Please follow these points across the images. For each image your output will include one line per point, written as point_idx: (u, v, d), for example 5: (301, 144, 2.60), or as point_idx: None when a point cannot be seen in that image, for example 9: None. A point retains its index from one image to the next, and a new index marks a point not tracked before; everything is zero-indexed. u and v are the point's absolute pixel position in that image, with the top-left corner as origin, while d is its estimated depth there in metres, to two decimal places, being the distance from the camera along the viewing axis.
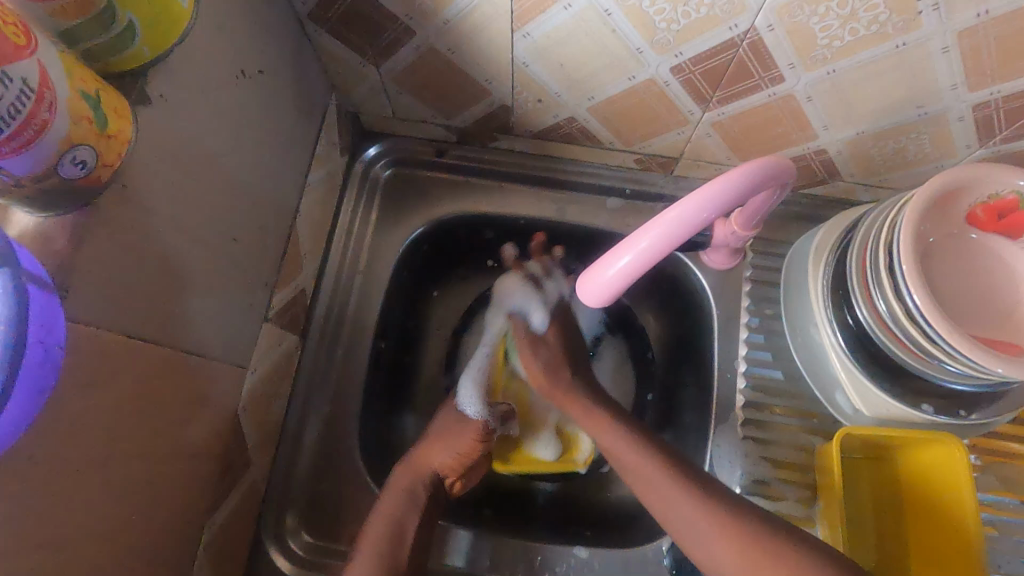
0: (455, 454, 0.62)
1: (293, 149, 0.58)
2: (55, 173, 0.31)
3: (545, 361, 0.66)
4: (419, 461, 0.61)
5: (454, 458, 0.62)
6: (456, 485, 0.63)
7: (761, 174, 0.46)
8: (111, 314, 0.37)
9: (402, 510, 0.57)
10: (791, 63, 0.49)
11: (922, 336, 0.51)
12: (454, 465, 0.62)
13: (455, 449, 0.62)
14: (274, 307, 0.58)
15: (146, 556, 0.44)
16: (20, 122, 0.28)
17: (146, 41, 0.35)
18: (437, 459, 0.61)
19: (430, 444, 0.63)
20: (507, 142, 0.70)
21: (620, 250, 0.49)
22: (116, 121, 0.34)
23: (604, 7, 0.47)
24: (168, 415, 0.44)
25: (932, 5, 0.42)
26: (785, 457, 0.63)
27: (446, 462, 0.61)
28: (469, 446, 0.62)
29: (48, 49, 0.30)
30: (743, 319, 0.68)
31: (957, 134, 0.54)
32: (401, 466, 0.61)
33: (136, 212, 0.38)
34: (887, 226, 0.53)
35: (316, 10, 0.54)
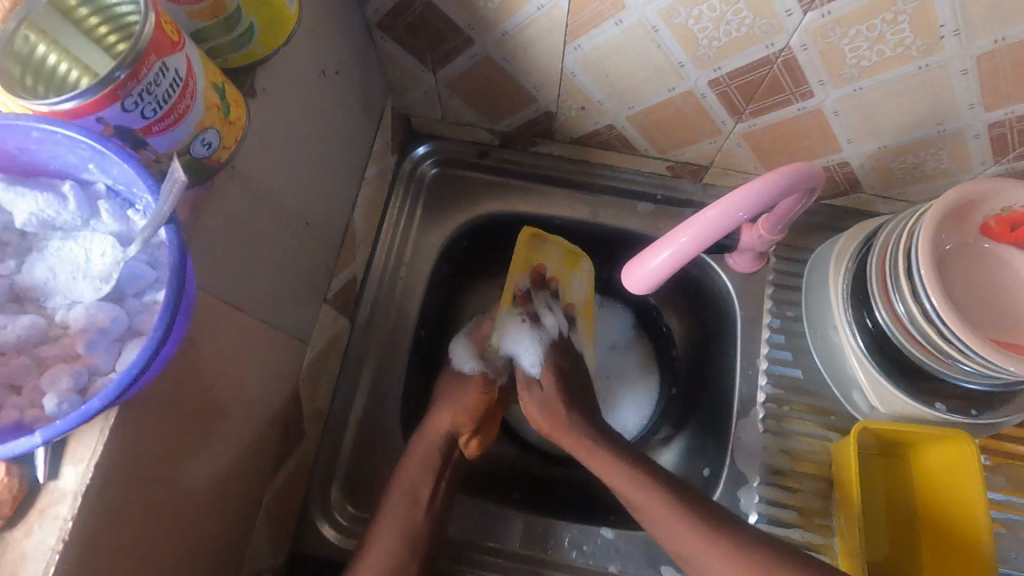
0: (465, 408, 0.67)
1: (354, 146, 0.64)
2: (188, 153, 0.36)
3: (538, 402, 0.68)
4: (432, 429, 0.65)
5: (464, 412, 0.67)
6: (471, 443, 0.67)
7: (793, 178, 0.50)
8: (212, 279, 0.41)
9: None
10: (821, 80, 0.54)
11: (938, 336, 0.55)
12: (466, 421, 0.66)
13: (464, 408, 0.67)
14: (331, 290, 0.64)
15: (218, 506, 0.48)
16: (168, 107, 0.33)
17: (260, 41, 0.41)
18: (446, 419, 0.66)
19: (437, 408, 0.67)
20: (547, 146, 0.75)
21: (661, 245, 0.53)
22: (235, 111, 0.39)
23: (652, 24, 0.52)
24: (245, 378, 0.48)
25: (953, 31, 0.46)
26: (802, 450, 0.67)
27: (456, 419, 0.66)
28: (474, 399, 0.68)
29: (192, 46, 0.34)
30: (765, 320, 0.72)
31: (973, 151, 0.58)
32: (416, 437, 0.65)
33: (235, 192, 0.43)
34: (906, 234, 0.57)
35: (385, 19, 0.59)
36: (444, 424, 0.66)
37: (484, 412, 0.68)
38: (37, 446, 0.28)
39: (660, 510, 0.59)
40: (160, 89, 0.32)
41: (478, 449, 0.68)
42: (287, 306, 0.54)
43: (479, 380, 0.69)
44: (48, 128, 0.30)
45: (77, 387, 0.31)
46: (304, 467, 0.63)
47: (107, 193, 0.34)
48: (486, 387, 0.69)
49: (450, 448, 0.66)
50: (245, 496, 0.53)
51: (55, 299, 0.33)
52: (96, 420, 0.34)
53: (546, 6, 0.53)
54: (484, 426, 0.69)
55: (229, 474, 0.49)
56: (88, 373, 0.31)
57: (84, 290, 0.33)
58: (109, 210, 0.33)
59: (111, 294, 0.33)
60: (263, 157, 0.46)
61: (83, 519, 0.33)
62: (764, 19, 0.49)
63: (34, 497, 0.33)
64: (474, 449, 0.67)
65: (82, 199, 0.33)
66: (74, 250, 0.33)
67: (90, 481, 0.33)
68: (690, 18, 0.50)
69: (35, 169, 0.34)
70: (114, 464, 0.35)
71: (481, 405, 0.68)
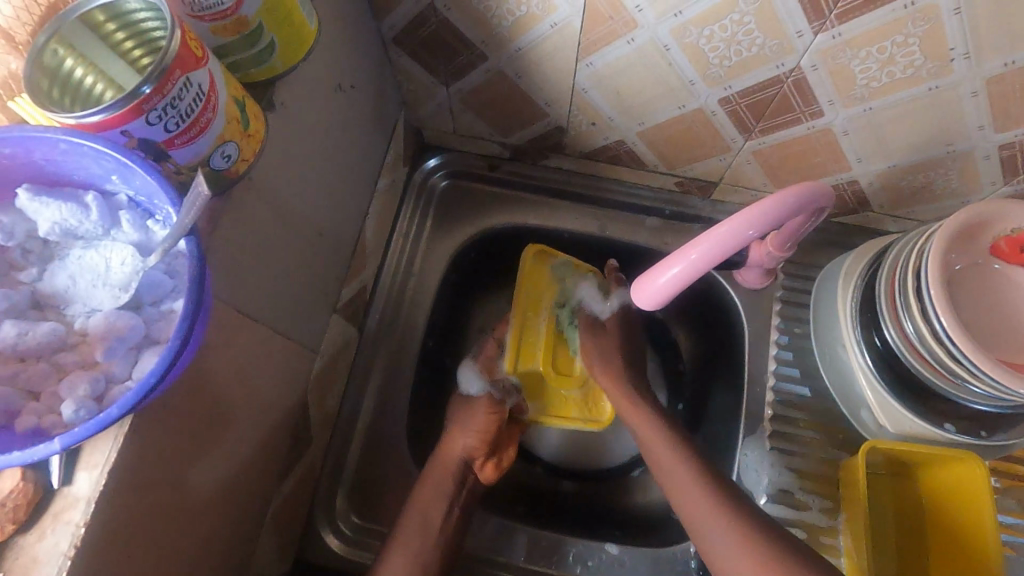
0: (473, 432, 0.67)
1: (366, 157, 0.65)
2: (207, 165, 0.36)
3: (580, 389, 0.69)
4: (446, 454, 0.65)
5: (475, 438, 0.66)
6: (485, 468, 0.67)
7: (803, 198, 0.51)
8: (226, 289, 0.42)
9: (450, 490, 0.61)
10: (831, 100, 0.54)
11: (948, 357, 0.54)
12: (477, 444, 0.66)
13: (474, 431, 0.67)
14: (342, 299, 0.65)
15: (224, 513, 0.48)
16: (190, 121, 0.33)
17: (279, 57, 0.42)
18: (459, 443, 0.66)
19: (451, 434, 0.67)
20: (557, 160, 0.76)
21: (670, 260, 0.54)
22: (254, 124, 0.40)
23: (663, 43, 0.53)
24: (256, 386, 0.48)
25: (963, 54, 0.46)
26: (809, 469, 0.66)
27: (469, 442, 0.66)
28: (484, 423, 0.67)
29: (214, 61, 0.35)
30: (773, 336, 0.72)
31: (983, 171, 0.58)
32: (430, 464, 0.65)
33: (251, 203, 0.43)
34: (915, 253, 0.57)
35: (400, 34, 0.60)
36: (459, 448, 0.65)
37: (495, 434, 0.68)
38: (55, 452, 0.29)
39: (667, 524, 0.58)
40: (183, 104, 0.32)
41: (495, 475, 0.67)
42: (299, 314, 0.55)
43: (486, 403, 0.69)
44: (76, 140, 0.31)
45: (94, 394, 0.31)
46: (311, 476, 0.64)
47: (129, 203, 0.34)
48: (495, 410, 0.69)
49: (465, 475, 0.65)
50: (253, 503, 0.53)
51: (75, 307, 0.33)
52: (111, 427, 0.34)
53: (560, 24, 0.54)
54: (497, 452, 0.68)
55: (237, 482, 0.49)
56: (105, 380, 0.32)
57: (103, 298, 0.33)
58: (130, 220, 0.34)
59: (130, 303, 0.34)
60: (279, 168, 0.47)
61: (95, 525, 0.33)
62: (774, 40, 0.49)
63: (48, 501, 0.33)
64: (491, 476, 0.67)
65: (104, 209, 0.34)
66: (95, 259, 0.34)
67: (103, 487, 0.33)
68: (701, 37, 0.51)
69: (59, 179, 0.35)
70: (127, 470, 0.35)
71: (490, 426, 0.68)
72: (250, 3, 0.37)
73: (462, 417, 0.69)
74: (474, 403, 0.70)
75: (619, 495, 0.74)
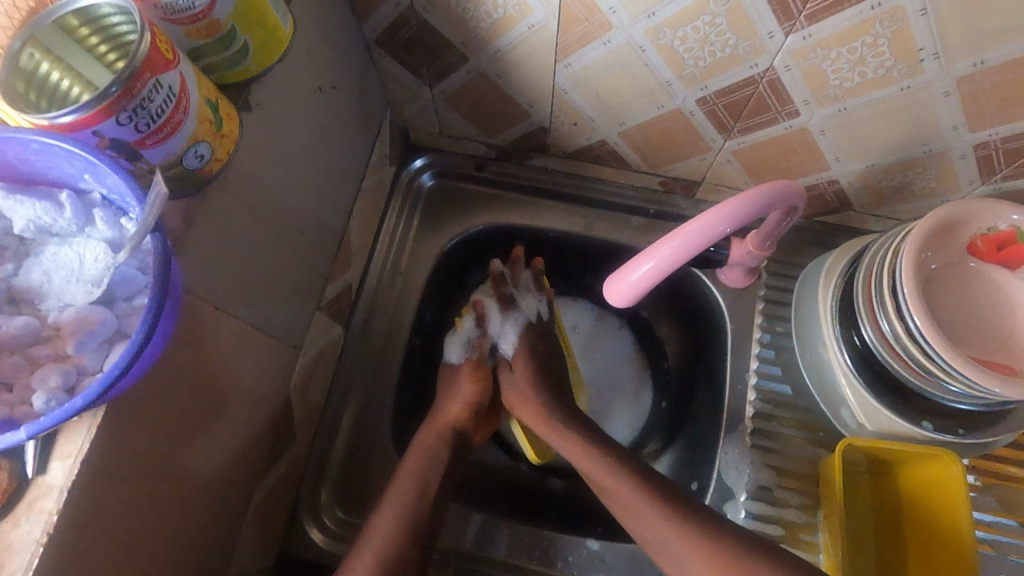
0: (462, 402, 0.68)
1: (349, 159, 0.66)
2: (180, 164, 0.37)
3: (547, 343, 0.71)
4: (438, 419, 0.66)
5: (465, 408, 0.67)
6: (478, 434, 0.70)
7: (772, 196, 0.51)
8: (205, 286, 0.43)
9: (427, 483, 0.62)
10: (805, 100, 0.55)
11: (922, 355, 0.55)
12: (466, 413, 0.67)
13: (463, 402, 0.68)
14: (326, 297, 0.66)
15: (204, 506, 0.49)
16: (161, 122, 0.34)
17: (254, 60, 0.43)
18: (451, 412, 0.67)
19: (443, 403, 0.68)
20: (541, 161, 0.77)
21: (643, 257, 0.54)
22: (229, 125, 0.41)
23: (638, 44, 0.53)
24: (236, 381, 0.49)
25: (933, 55, 0.47)
26: (790, 467, 0.67)
27: (460, 413, 0.67)
28: (473, 392, 0.68)
29: (186, 63, 0.36)
30: (755, 335, 0.72)
31: (960, 171, 0.58)
32: (425, 425, 0.67)
33: (227, 201, 0.44)
34: (891, 252, 0.57)
35: (382, 36, 0.62)
36: (451, 414, 0.67)
37: (483, 406, 0.69)
38: (21, 441, 0.30)
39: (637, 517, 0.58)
40: (154, 105, 0.33)
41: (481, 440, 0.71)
42: (280, 311, 0.56)
43: (471, 369, 0.69)
44: (48, 140, 0.33)
45: (66, 386, 0.33)
46: (295, 471, 0.65)
47: (102, 202, 0.35)
48: (479, 376, 0.69)
49: (456, 439, 0.66)
50: (234, 497, 0.54)
51: (49, 302, 0.34)
52: (84, 418, 0.35)
53: (536, 26, 0.54)
54: (484, 419, 0.71)
55: (216, 475, 0.50)
56: (76, 372, 0.33)
57: (77, 293, 0.34)
58: (103, 218, 0.35)
59: (102, 298, 0.35)
60: (258, 167, 0.47)
61: (68, 513, 0.34)
62: (747, 41, 0.50)
63: (23, 490, 0.34)
64: (481, 440, 0.71)
65: (77, 206, 0.35)
66: (70, 255, 0.35)
67: (76, 476, 0.34)
68: (675, 38, 0.52)
69: (35, 178, 0.36)
70: (102, 461, 0.36)
71: (479, 396, 0.68)
72: (222, 7, 0.38)
73: (453, 384, 0.70)
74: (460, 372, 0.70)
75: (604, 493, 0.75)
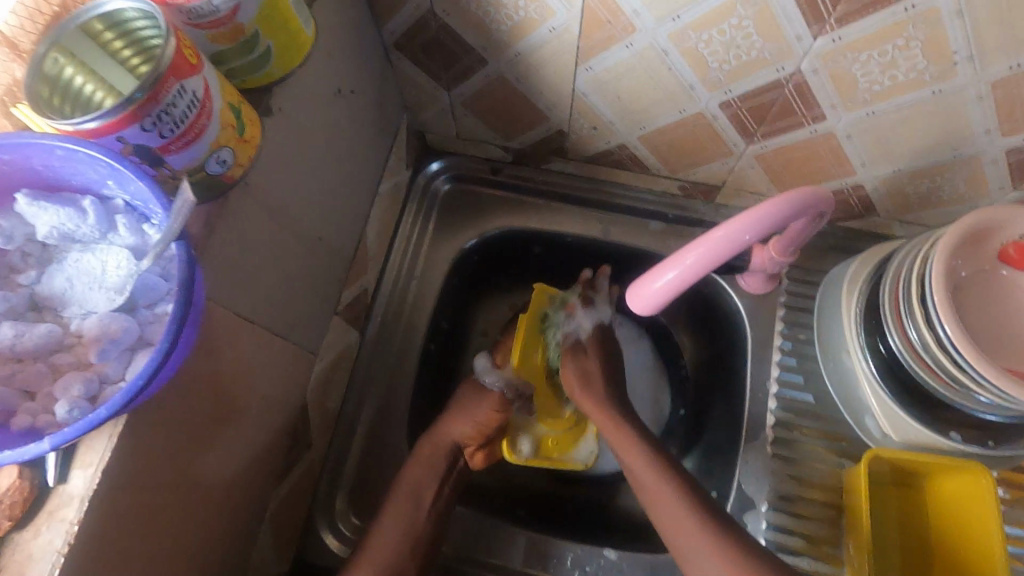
0: (472, 424, 0.66)
1: (368, 163, 0.66)
2: (203, 170, 0.37)
3: (580, 372, 0.68)
4: (440, 434, 0.65)
5: (472, 427, 0.66)
6: (476, 456, 0.67)
7: (799, 204, 0.50)
8: (224, 295, 0.43)
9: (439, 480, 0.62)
10: (832, 104, 0.54)
11: (952, 365, 0.53)
12: (474, 435, 0.66)
13: (472, 420, 0.66)
14: (342, 302, 0.65)
15: (220, 512, 0.49)
16: (185, 127, 0.34)
17: (275, 64, 0.43)
18: (455, 431, 0.65)
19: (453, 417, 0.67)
20: (559, 164, 0.76)
21: (667, 264, 0.53)
22: (250, 130, 0.40)
23: (662, 47, 0.52)
24: (253, 388, 0.49)
25: (967, 57, 0.45)
26: (811, 477, 0.65)
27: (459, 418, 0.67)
28: (488, 416, 0.66)
29: (209, 67, 0.36)
30: (776, 343, 0.71)
31: (991, 177, 0.57)
32: (423, 440, 0.65)
33: (250, 206, 0.44)
34: (920, 259, 0.56)
35: (401, 39, 0.61)
36: (454, 433, 0.65)
37: (495, 429, 0.67)
38: (45, 452, 0.29)
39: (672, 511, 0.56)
40: (177, 110, 0.33)
41: (485, 461, 0.68)
42: (298, 317, 0.55)
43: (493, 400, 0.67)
44: (72, 147, 0.32)
45: (88, 395, 0.32)
46: (310, 477, 0.64)
47: (125, 208, 0.35)
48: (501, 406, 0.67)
49: (454, 458, 0.66)
50: (252, 503, 0.54)
51: (71, 309, 0.34)
52: (106, 427, 0.35)
53: (558, 28, 0.54)
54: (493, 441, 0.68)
55: (233, 481, 0.50)
56: (99, 381, 0.33)
57: (99, 300, 0.34)
58: (126, 224, 0.34)
59: (125, 305, 0.34)
60: (278, 170, 0.47)
61: (89, 523, 0.34)
62: (773, 44, 0.49)
63: (44, 499, 0.34)
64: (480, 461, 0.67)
65: (101, 213, 0.34)
66: (92, 261, 0.34)
67: (97, 486, 0.34)
68: (700, 42, 0.51)
69: (57, 184, 0.35)
70: (123, 469, 0.35)
71: (494, 421, 0.67)
72: (246, 12, 0.38)
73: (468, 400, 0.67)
74: (484, 392, 0.69)
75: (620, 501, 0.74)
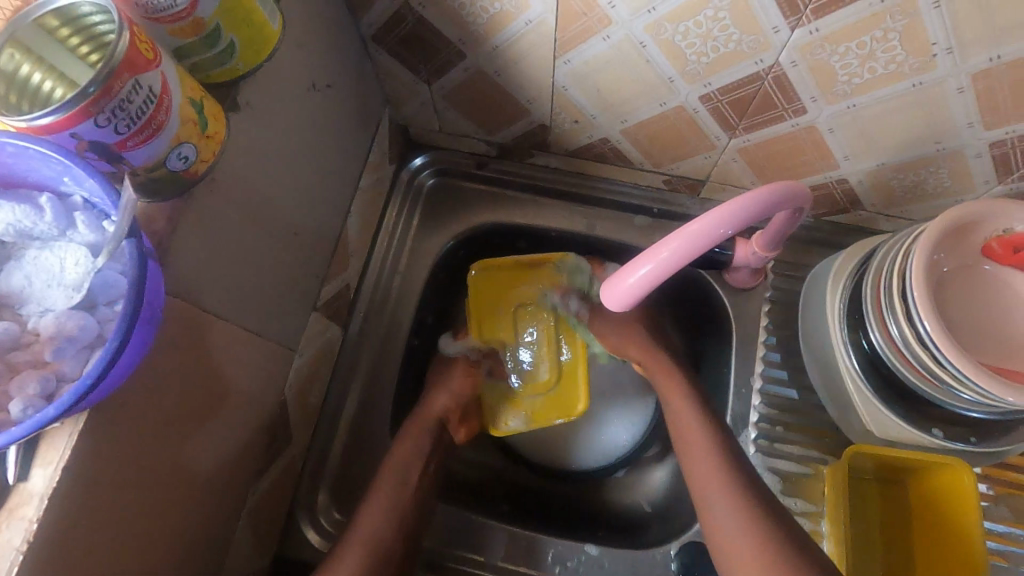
0: (451, 394, 0.69)
1: (348, 157, 0.65)
2: (164, 166, 0.37)
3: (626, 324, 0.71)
4: (422, 413, 0.67)
5: (450, 398, 0.69)
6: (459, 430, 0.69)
7: (775, 199, 0.49)
8: (193, 293, 0.42)
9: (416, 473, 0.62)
10: (813, 96, 0.53)
11: (932, 361, 0.53)
12: (451, 405, 0.68)
13: (450, 391, 0.69)
14: (322, 298, 0.65)
15: (197, 507, 0.49)
16: (142, 123, 0.34)
17: (241, 58, 0.42)
18: (438, 403, 0.68)
19: (429, 394, 0.69)
20: (543, 159, 0.75)
21: (642, 259, 0.52)
22: (214, 125, 0.40)
23: (639, 39, 0.52)
24: (227, 385, 0.49)
25: (947, 49, 0.45)
26: (793, 473, 0.65)
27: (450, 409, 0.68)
28: (460, 384, 0.70)
29: (167, 62, 0.35)
30: (761, 338, 0.70)
31: (975, 170, 0.56)
32: (407, 422, 0.66)
33: (218, 203, 0.44)
34: (902, 254, 0.55)
35: (379, 32, 0.60)
36: (434, 406, 0.68)
37: (470, 398, 0.70)
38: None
39: (700, 451, 0.59)
40: (133, 106, 0.33)
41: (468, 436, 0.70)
42: (275, 314, 0.55)
43: (465, 365, 0.71)
44: (23, 143, 0.32)
45: (43, 393, 0.32)
46: (292, 473, 0.64)
47: (84, 205, 0.35)
48: (473, 374, 0.71)
49: (440, 434, 0.67)
50: (230, 500, 0.54)
51: (29, 307, 0.34)
52: (66, 424, 0.34)
53: (534, 21, 0.53)
54: (472, 412, 0.71)
55: (208, 477, 0.50)
56: (55, 379, 0.32)
57: (57, 298, 0.34)
58: (85, 221, 0.34)
59: (83, 303, 0.34)
60: (249, 167, 0.47)
61: (49, 522, 0.34)
62: (750, 36, 0.48)
63: (5, 497, 0.34)
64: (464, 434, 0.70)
65: (58, 210, 0.34)
66: (50, 259, 0.34)
67: (57, 484, 0.34)
68: (677, 33, 0.50)
69: (17, 181, 0.35)
70: (85, 467, 0.35)
71: (467, 389, 0.70)
72: (206, 5, 0.38)
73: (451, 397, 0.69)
74: (452, 364, 0.72)
75: (605, 495, 0.74)
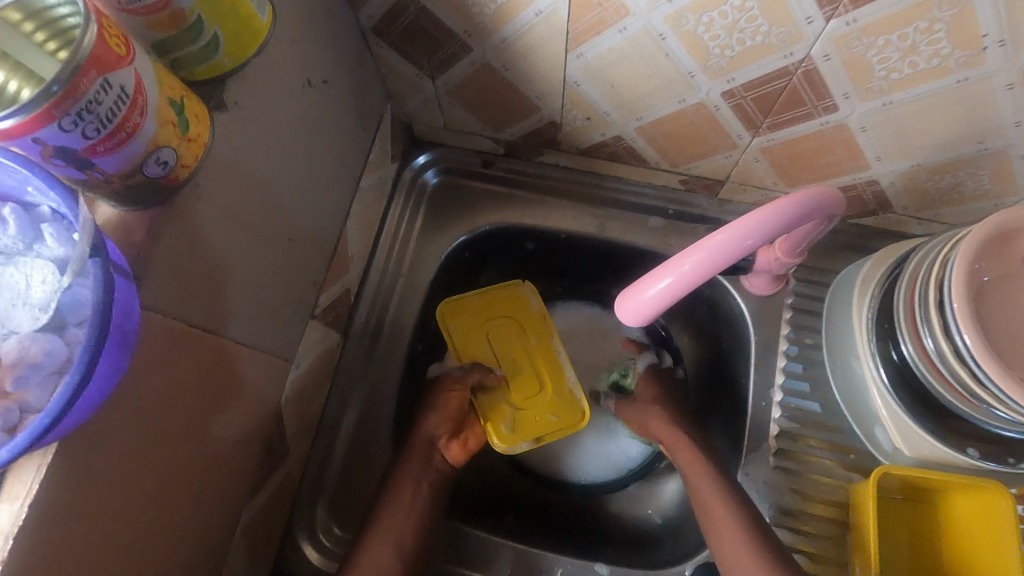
0: (443, 413, 0.63)
1: (348, 157, 0.62)
2: (141, 172, 0.34)
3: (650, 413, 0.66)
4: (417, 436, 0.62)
5: (443, 417, 0.63)
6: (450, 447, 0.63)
7: (807, 208, 0.46)
8: (179, 306, 0.40)
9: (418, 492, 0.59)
10: (845, 92, 0.49)
11: (971, 379, 0.49)
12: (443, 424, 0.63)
13: (442, 411, 0.63)
14: (321, 305, 0.61)
15: (186, 532, 0.46)
16: (114, 126, 0.31)
17: (226, 53, 0.39)
18: (429, 424, 0.63)
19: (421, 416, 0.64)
20: (552, 157, 0.71)
21: (661, 271, 0.48)
22: (197, 127, 0.37)
23: (658, 31, 0.48)
24: (217, 403, 0.46)
25: (998, 42, 0.41)
26: (817, 492, 0.62)
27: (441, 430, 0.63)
28: (452, 402, 0.63)
29: (143, 58, 0.32)
30: (782, 347, 0.67)
31: (1019, 171, 0.52)
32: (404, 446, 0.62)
33: (205, 209, 0.41)
34: (939, 262, 0.51)
35: (379, 24, 0.57)
36: (427, 427, 0.63)
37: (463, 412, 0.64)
38: None
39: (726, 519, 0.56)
40: (103, 107, 0.30)
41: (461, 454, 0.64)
42: (270, 324, 0.52)
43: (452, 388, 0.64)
44: None
45: (5, 426, 0.29)
46: (290, 486, 0.62)
47: (53, 216, 0.32)
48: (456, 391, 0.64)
49: (432, 454, 0.62)
50: (223, 521, 0.52)
51: None
52: (34, 456, 0.32)
53: (545, 11, 0.49)
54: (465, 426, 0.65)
55: (199, 500, 0.47)
56: (18, 411, 0.30)
57: (22, 319, 0.31)
58: (53, 234, 0.31)
59: (51, 324, 0.31)
60: (239, 170, 0.44)
61: (15, 562, 0.31)
62: (780, 27, 0.44)
63: None
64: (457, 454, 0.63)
65: (23, 222, 0.31)
66: (15, 276, 0.31)
67: (24, 521, 0.31)
68: (699, 25, 0.46)
69: None
70: (56, 500, 0.33)
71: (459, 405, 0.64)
72: None
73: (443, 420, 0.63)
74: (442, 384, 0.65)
75: (615, 510, 0.71)
